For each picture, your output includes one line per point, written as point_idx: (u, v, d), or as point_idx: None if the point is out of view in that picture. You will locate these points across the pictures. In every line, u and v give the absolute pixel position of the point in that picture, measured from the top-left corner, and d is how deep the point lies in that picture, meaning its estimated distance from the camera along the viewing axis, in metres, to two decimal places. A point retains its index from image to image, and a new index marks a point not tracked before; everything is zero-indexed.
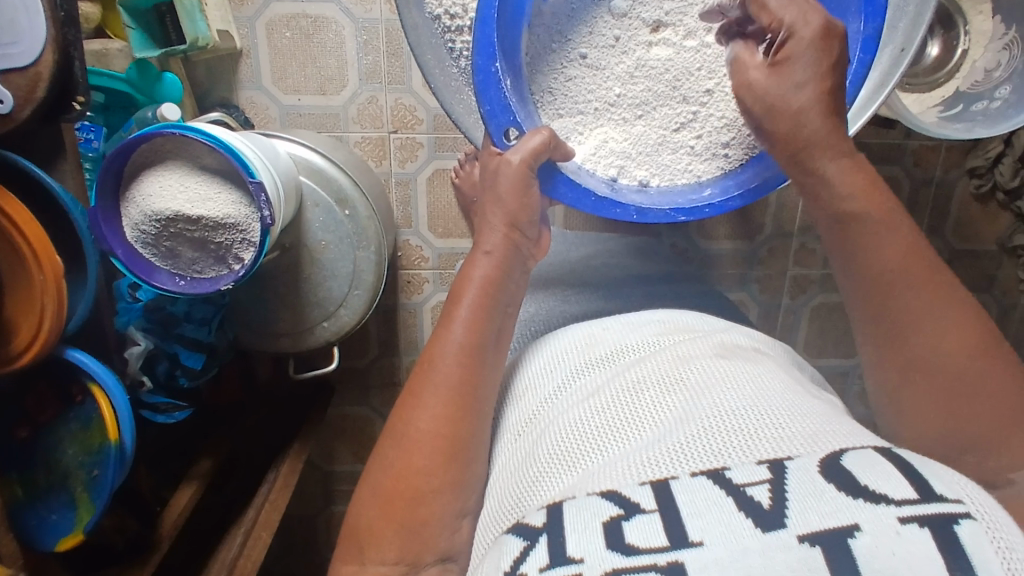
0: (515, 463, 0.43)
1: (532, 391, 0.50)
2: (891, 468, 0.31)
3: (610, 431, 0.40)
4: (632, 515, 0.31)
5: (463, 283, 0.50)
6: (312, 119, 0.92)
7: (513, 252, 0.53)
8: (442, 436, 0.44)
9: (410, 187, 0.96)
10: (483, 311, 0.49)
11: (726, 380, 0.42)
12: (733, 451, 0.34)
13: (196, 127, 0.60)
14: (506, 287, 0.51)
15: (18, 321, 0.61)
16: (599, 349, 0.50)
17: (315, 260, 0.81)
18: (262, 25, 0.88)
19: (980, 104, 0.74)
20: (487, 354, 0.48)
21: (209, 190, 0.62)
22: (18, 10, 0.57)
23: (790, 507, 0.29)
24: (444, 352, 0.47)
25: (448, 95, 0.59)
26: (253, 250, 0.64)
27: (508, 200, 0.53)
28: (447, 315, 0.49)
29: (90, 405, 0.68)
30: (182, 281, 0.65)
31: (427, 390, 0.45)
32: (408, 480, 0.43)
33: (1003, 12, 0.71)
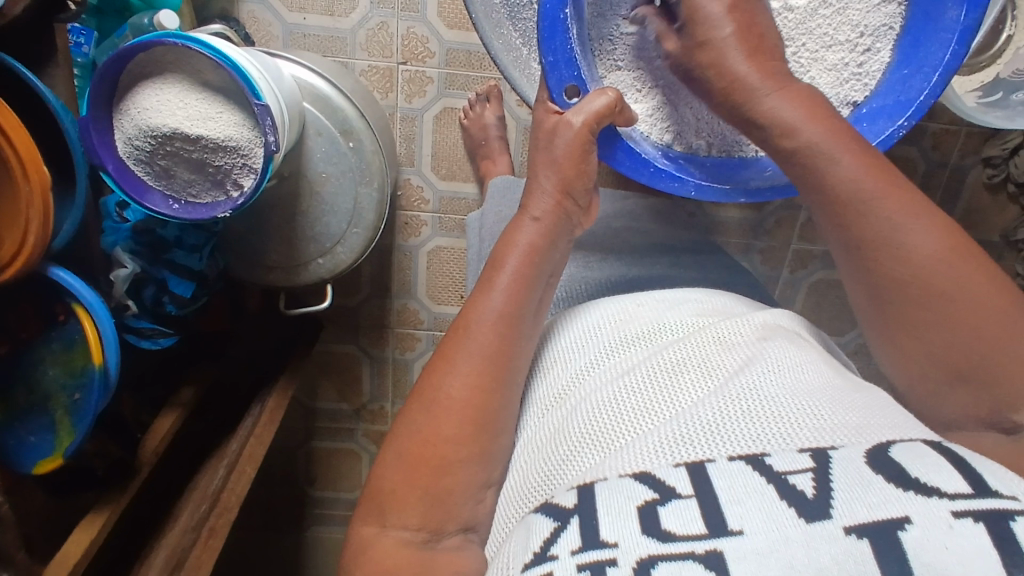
0: (546, 437, 0.44)
1: (562, 363, 0.50)
2: (943, 462, 0.33)
3: (644, 409, 0.41)
4: (669, 500, 0.33)
5: (506, 249, 0.50)
6: (317, 41, 0.86)
7: (562, 220, 0.52)
8: (472, 405, 0.45)
9: (416, 124, 0.91)
10: (524, 278, 0.49)
11: (765, 361, 0.43)
12: (772, 436, 0.35)
13: (198, 39, 0.56)
14: (551, 255, 0.51)
15: (3, 235, 0.58)
16: (633, 326, 0.51)
17: (315, 193, 0.78)
18: None
19: (1018, 95, 0.70)
20: (525, 323, 0.48)
21: (210, 108, 0.58)
22: None
23: (835, 498, 0.31)
24: (479, 318, 0.47)
25: (487, 25, 0.56)
26: (253, 178, 0.60)
27: (564, 164, 0.52)
28: (486, 280, 0.49)
29: (73, 326, 0.65)
30: (177, 205, 0.62)
31: (464, 351, 0.46)
32: (433, 447, 0.43)
33: None
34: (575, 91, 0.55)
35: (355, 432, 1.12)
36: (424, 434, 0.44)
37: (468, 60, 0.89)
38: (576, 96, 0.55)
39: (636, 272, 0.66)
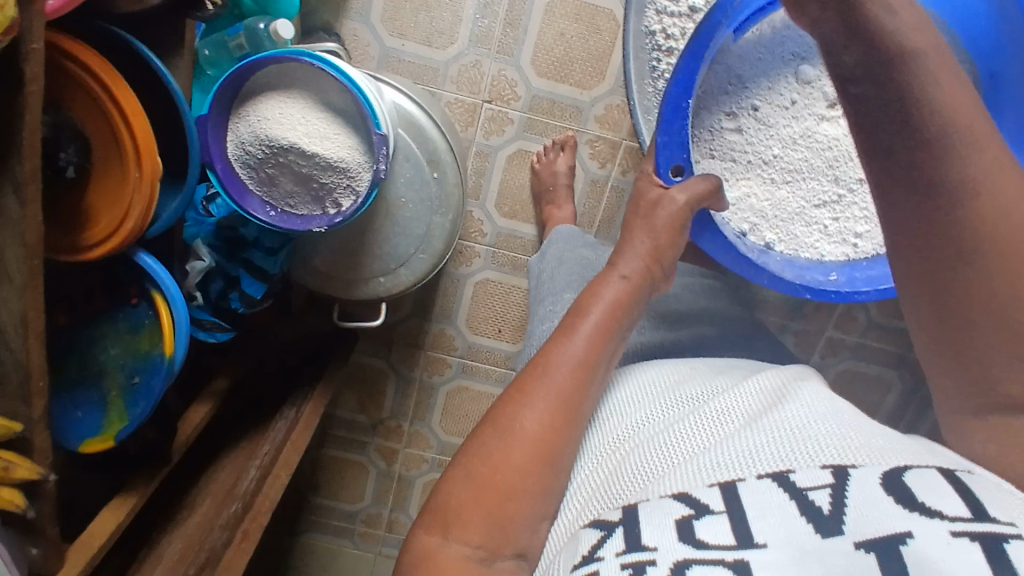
0: (602, 469, 0.50)
1: (622, 414, 0.54)
2: (948, 488, 0.36)
3: (685, 443, 0.47)
4: (704, 515, 0.39)
5: (590, 299, 0.52)
6: (410, 68, 0.89)
7: (647, 283, 0.53)
8: (544, 441, 0.47)
9: (489, 160, 0.94)
10: (606, 329, 0.50)
11: (795, 399, 0.48)
12: (799, 458, 0.41)
13: (333, 63, 0.58)
14: (633, 313, 0.52)
15: (100, 215, 0.58)
16: (686, 380, 0.56)
17: (391, 214, 0.79)
18: None
19: None
20: (600, 370, 0.50)
21: (329, 129, 0.60)
22: None
23: (846, 515, 0.36)
24: (560, 360, 0.49)
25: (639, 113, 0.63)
26: (355, 200, 0.62)
27: (660, 235, 0.54)
28: (570, 324, 0.51)
29: (143, 310, 0.66)
30: (274, 212, 0.63)
31: (541, 388, 0.48)
32: (501, 474, 0.46)
33: None
34: (679, 170, 0.58)
35: (367, 445, 1.12)
36: (496, 460, 0.46)
37: (551, 109, 0.91)
38: (680, 175, 0.58)
39: (690, 338, 0.69)
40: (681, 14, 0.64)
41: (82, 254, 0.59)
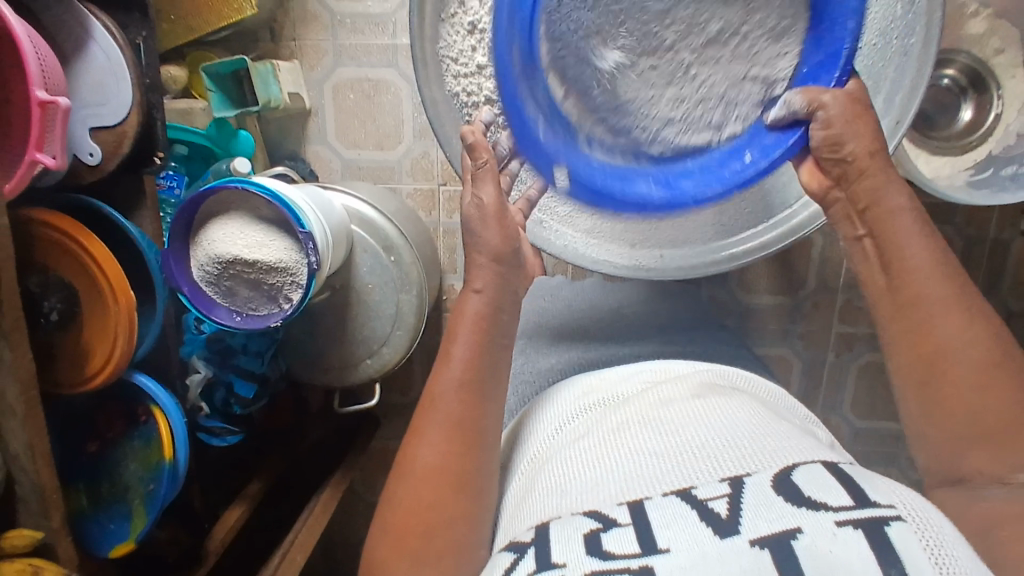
0: (517, 497, 0.46)
1: (536, 436, 0.51)
2: (835, 483, 0.36)
3: (595, 459, 0.43)
4: (610, 528, 0.36)
5: (456, 321, 0.51)
6: (369, 171, 1.00)
7: (503, 286, 0.53)
8: (449, 468, 0.46)
9: (456, 236, 1.01)
10: (477, 348, 0.50)
11: (703, 416, 0.45)
12: (700, 471, 0.38)
13: (255, 183, 0.69)
14: (501, 321, 0.52)
15: (94, 348, 0.68)
16: (596, 395, 0.52)
17: (363, 300, 0.88)
18: (329, 88, 0.97)
19: (1009, 168, 0.71)
20: (488, 386, 0.49)
21: (266, 237, 0.70)
22: (109, 76, 0.66)
23: (743, 517, 0.34)
24: (442, 389, 0.48)
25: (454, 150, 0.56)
26: (301, 290, 0.71)
27: (493, 237, 0.54)
28: (442, 352, 0.50)
29: (152, 425, 0.74)
30: (239, 317, 0.73)
31: (433, 420, 0.47)
32: (418, 514, 0.45)
33: None
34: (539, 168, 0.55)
35: None
36: (406, 503, 0.45)
37: None
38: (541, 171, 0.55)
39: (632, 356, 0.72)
40: (467, 40, 0.53)
41: (86, 385, 0.69)
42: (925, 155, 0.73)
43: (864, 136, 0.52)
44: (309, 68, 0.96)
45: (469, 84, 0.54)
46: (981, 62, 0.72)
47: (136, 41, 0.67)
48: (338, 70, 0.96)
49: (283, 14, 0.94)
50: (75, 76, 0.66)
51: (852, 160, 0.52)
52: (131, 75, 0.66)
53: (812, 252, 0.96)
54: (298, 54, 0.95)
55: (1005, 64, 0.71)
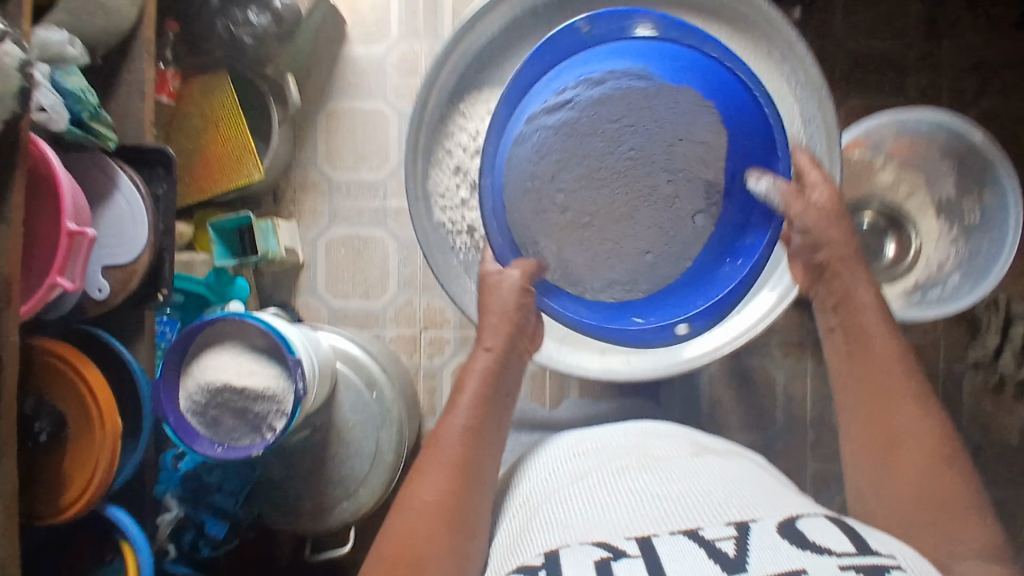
0: (515, 534, 0.47)
1: (534, 482, 0.54)
2: (840, 535, 0.38)
3: (597, 501, 0.44)
4: (620, 557, 0.37)
5: (465, 376, 0.58)
6: (355, 319, 1.06)
7: (512, 348, 0.59)
8: (444, 504, 0.49)
9: (436, 379, 1.05)
10: (482, 400, 0.56)
11: (704, 471, 0.47)
12: (705, 514, 0.40)
13: (251, 314, 0.74)
14: (506, 378, 0.59)
15: (74, 475, 0.69)
16: (591, 443, 0.55)
17: (343, 439, 0.89)
18: (322, 244, 1.06)
19: (935, 290, 0.80)
20: (488, 435, 0.55)
21: (256, 365, 0.74)
22: (128, 222, 0.73)
23: (749, 557, 0.35)
24: (446, 434, 0.54)
25: (452, 285, 0.63)
26: (284, 419, 0.73)
27: (508, 299, 0.58)
28: (450, 404, 0.56)
29: (116, 565, 0.72)
30: (220, 448, 0.73)
31: (434, 460, 0.52)
32: (410, 546, 0.47)
33: (946, 215, 0.82)
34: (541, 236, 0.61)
35: None
36: (404, 534, 0.48)
37: None
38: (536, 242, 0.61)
39: None
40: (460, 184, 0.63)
41: (57, 517, 0.68)
42: None
43: (839, 239, 0.60)
44: (305, 228, 1.06)
45: (457, 221, 0.63)
46: (895, 207, 0.84)
47: (157, 192, 0.76)
48: (332, 229, 1.06)
49: (286, 182, 1.06)
50: (98, 221, 0.73)
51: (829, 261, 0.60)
52: (149, 220, 0.73)
53: (776, 389, 1.01)
54: (296, 216, 1.06)
55: (917, 207, 0.83)
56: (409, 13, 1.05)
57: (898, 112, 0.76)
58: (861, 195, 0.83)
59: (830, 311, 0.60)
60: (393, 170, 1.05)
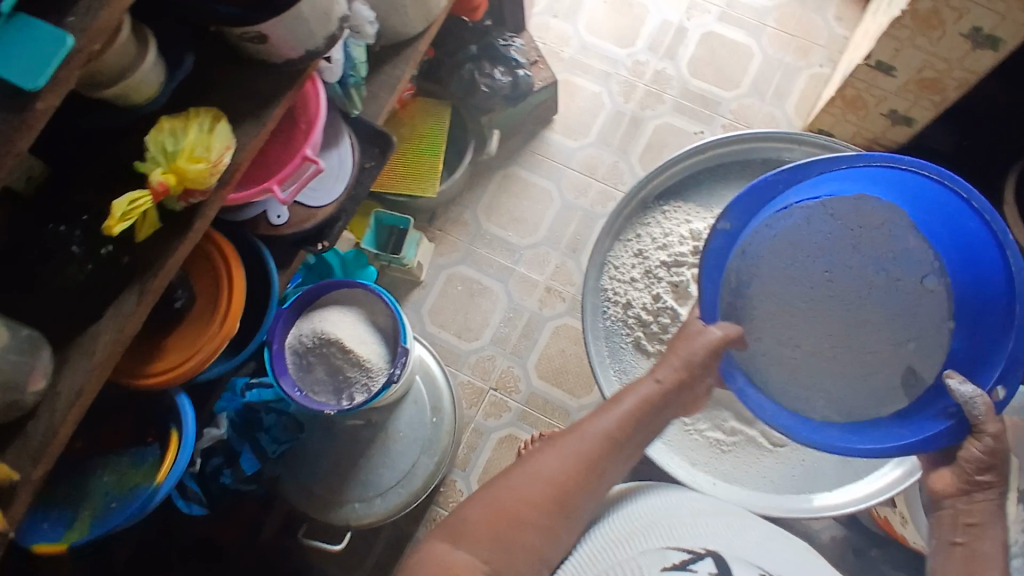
0: (622, 544, 0.64)
1: (658, 511, 0.69)
2: None
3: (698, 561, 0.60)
4: None
5: (626, 393, 0.71)
6: (439, 350, 1.11)
7: (677, 391, 0.70)
8: (560, 482, 0.63)
9: (481, 438, 1.07)
10: (633, 417, 0.69)
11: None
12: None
13: (385, 293, 0.82)
14: (663, 411, 0.70)
15: (172, 351, 0.73)
16: (707, 514, 0.69)
17: (386, 445, 0.92)
18: (445, 274, 1.14)
19: None
20: (623, 444, 0.68)
21: (368, 337, 0.81)
22: (331, 176, 0.83)
23: None
24: (592, 428, 0.67)
25: (602, 371, 0.77)
26: (366, 395, 0.79)
27: (696, 353, 0.70)
28: (608, 406, 0.70)
29: (153, 450, 0.75)
30: (300, 392, 0.78)
31: (571, 441, 0.66)
32: (524, 503, 0.61)
33: (1022, 501, 0.81)
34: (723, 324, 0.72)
35: None
36: (520, 491, 0.62)
37: (544, 407, 1.08)
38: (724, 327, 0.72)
39: None
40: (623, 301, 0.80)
41: (137, 379, 0.72)
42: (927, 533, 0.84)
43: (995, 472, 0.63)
44: (438, 254, 1.14)
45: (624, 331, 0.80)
46: None
47: (365, 165, 0.86)
48: (459, 266, 1.14)
49: (442, 210, 1.16)
50: None
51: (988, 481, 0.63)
52: (347, 183, 0.83)
53: None
54: (436, 241, 1.15)
55: None
56: (610, 130, 1.18)
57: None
58: None
59: (959, 527, 0.64)
60: (535, 244, 1.14)
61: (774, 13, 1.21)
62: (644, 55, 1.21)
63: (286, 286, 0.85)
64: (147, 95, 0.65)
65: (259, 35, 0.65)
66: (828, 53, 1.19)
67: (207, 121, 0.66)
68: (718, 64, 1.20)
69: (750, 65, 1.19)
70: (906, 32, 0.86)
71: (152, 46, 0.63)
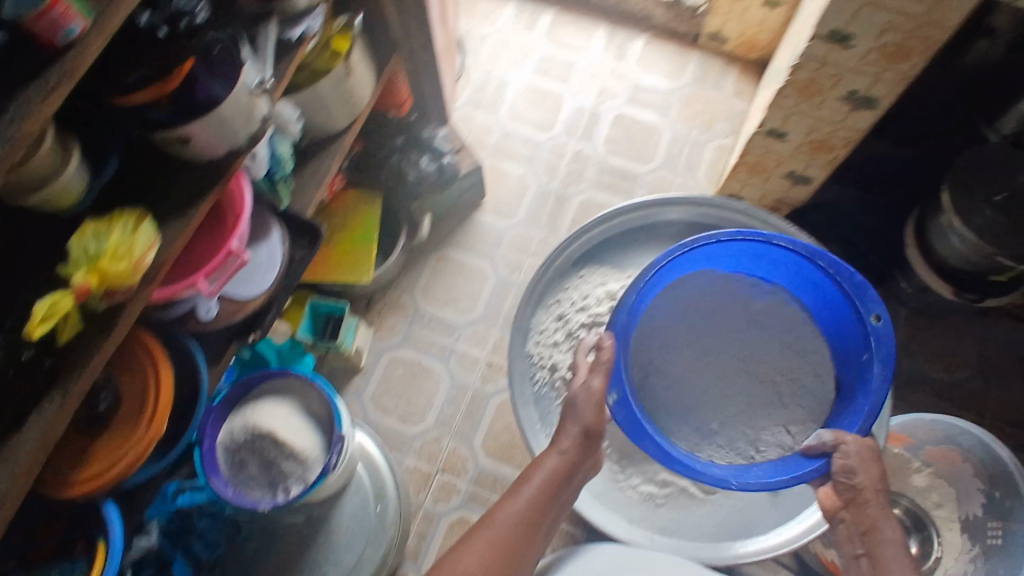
0: None
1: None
2: None
3: None
4: None
5: (533, 469, 0.71)
6: (383, 437, 1.09)
7: (584, 452, 0.71)
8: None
9: (431, 524, 1.04)
10: (541, 493, 0.69)
11: None
12: None
13: (321, 381, 0.83)
14: (572, 478, 0.71)
15: (97, 456, 0.70)
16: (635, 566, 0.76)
17: (330, 538, 0.91)
18: (385, 359, 1.14)
19: None
20: (537, 522, 0.68)
21: (303, 427, 0.80)
22: (261, 268, 0.84)
23: None
24: (502, 514, 0.67)
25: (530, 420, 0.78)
26: (302, 486, 0.77)
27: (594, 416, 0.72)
28: (515, 488, 0.70)
29: (77, 565, 0.70)
30: (232, 490, 0.75)
31: (485, 536, 0.66)
32: None
33: (969, 531, 0.84)
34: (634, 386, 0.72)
35: None
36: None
37: (493, 485, 1.06)
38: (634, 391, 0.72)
39: None
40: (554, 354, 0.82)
41: (60, 489, 0.68)
42: None
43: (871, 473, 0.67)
44: (378, 339, 1.15)
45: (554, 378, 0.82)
46: (922, 510, 0.88)
47: (295, 255, 0.88)
48: (400, 349, 1.14)
49: (380, 295, 1.17)
50: None
51: (862, 488, 0.67)
52: (278, 273, 0.84)
53: None
54: (375, 326, 1.16)
55: (943, 516, 0.87)
56: (537, 208, 1.24)
57: (932, 419, 0.83)
58: (892, 488, 0.90)
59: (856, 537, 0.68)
60: (472, 321, 1.16)
61: (677, 93, 1.32)
62: (563, 138, 1.29)
63: (217, 381, 0.84)
64: (71, 199, 0.65)
65: (183, 136, 0.68)
66: (730, 126, 1.29)
67: (131, 221, 0.66)
68: (631, 142, 1.29)
69: (660, 142, 1.29)
70: (790, 102, 0.95)
71: (76, 153, 0.64)
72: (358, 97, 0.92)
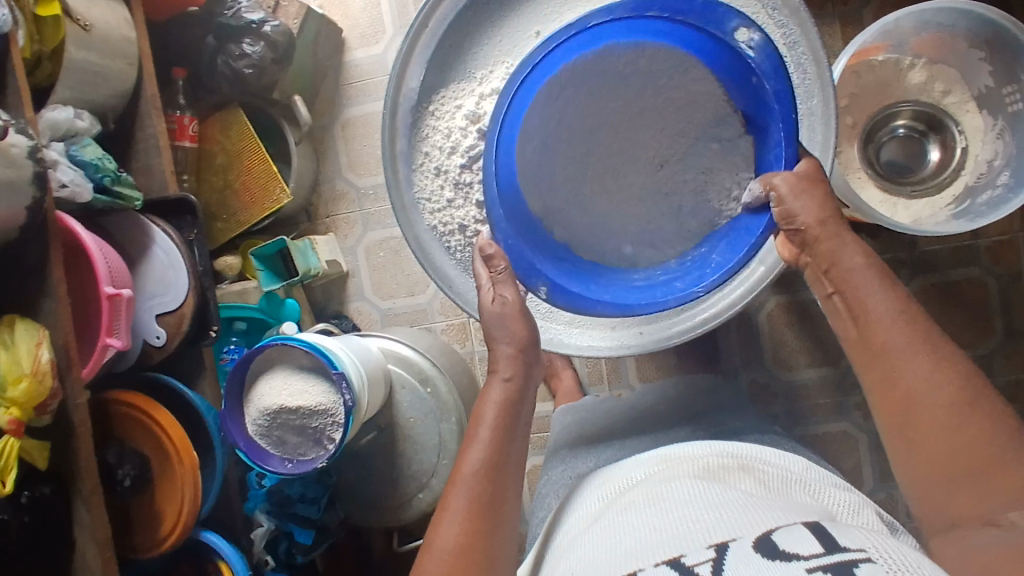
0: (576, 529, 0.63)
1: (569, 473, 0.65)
2: (809, 535, 0.37)
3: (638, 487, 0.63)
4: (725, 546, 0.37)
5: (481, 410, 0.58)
6: (405, 316, 1.08)
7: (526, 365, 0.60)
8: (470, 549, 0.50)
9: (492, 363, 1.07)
10: (501, 435, 0.57)
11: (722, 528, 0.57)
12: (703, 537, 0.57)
13: (293, 336, 0.77)
14: (522, 411, 0.59)
15: (165, 509, 0.76)
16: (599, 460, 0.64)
17: (406, 436, 0.92)
18: (361, 250, 1.09)
19: (985, 195, 0.77)
20: (508, 473, 0.55)
21: (307, 383, 0.78)
22: (169, 269, 0.79)
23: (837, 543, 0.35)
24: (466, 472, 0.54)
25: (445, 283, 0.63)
26: (340, 429, 0.77)
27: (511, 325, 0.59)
28: (469, 437, 0.57)
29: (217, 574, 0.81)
30: (290, 463, 0.79)
31: (458, 498, 0.53)
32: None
33: (988, 107, 0.78)
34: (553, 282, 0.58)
35: None
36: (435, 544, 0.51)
37: None
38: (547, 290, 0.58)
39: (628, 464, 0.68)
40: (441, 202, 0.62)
41: (158, 547, 0.75)
42: (904, 200, 0.80)
43: (814, 205, 0.54)
44: (343, 238, 1.09)
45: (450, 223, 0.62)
46: (933, 106, 0.81)
47: (190, 238, 0.81)
48: (368, 233, 1.09)
49: (316, 198, 1.09)
50: (141, 275, 0.80)
51: (806, 228, 0.55)
52: (186, 264, 0.79)
53: None
54: (332, 227, 1.09)
55: (956, 103, 0.80)
56: (401, 11, 1.05)
57: (915, 9, 0.74)
58: (889, 102, 0.82)
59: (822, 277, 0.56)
60: None
61: None
62: None
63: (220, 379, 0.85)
64: None
65: None
66: None
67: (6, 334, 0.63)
68: None
69: None
70: None
71: None
72: (123, 40, 0.77)
